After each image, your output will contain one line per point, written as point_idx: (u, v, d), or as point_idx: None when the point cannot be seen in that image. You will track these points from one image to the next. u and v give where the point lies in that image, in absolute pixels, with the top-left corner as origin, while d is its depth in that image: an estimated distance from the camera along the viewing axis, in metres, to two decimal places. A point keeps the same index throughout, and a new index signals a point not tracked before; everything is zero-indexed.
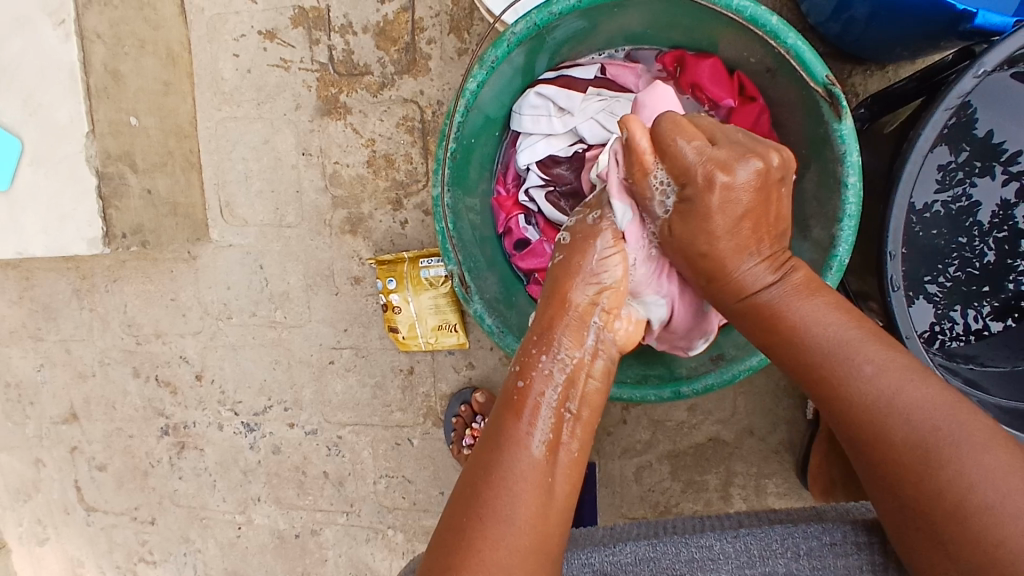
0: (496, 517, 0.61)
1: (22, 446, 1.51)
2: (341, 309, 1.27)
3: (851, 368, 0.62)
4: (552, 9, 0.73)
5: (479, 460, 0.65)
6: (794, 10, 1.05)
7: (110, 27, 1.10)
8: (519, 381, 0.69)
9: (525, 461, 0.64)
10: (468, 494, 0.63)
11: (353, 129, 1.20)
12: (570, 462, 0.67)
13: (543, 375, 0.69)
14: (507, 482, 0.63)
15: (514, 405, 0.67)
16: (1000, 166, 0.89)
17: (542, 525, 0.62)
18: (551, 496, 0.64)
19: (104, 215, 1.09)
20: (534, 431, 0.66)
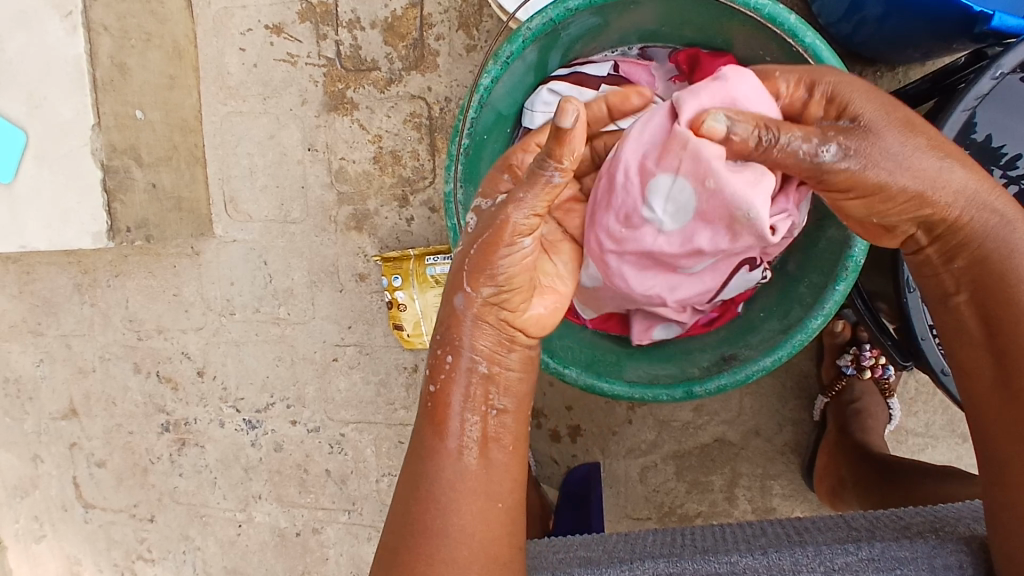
0: (428, 535, 0.59)
1: (20, 442, 1.50)
2: (345, 306, 1.26)
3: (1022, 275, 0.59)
4: (568, 6, 0.72)
5: (407, 476, 0.61)
6: (805, 10, 1.04)
7: (116, 20, 1.09)
8: (432, 384, 0.62)
9: (453, 470, 0.60)
10: (401, 512, 0.60)
11: (359, 125, 1.19)
12: (505, 445, 0.62)
13: (462, 368, 0.61)
14: (434, 498, 0.59)
15: (431, 409, 0.62)
16: None
17: (483, 527, 0.60)
18: (492, 496, 0.61)
19: (108, 209, 1.08)
20: (458, 434, 0.61)
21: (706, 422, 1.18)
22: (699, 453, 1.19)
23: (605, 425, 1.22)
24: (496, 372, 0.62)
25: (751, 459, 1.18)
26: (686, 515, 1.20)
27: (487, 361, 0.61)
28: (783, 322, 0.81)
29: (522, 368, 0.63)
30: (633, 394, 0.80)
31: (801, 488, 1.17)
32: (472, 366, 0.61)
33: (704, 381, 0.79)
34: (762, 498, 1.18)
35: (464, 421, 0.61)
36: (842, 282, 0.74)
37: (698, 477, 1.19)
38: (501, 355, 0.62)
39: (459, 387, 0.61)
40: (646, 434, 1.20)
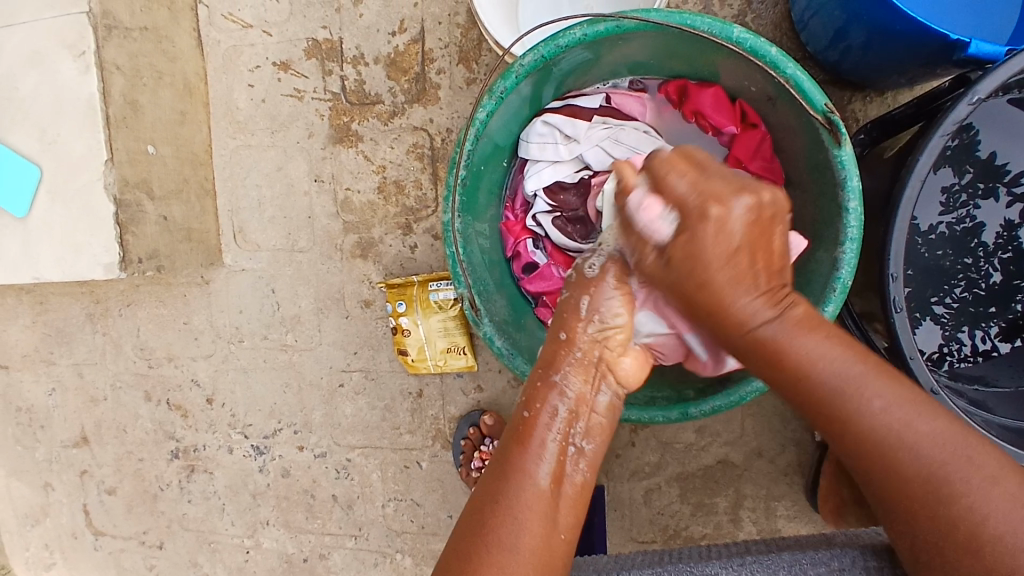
0: (498, 543, 0.63)
1: (32, 470, 1.52)
2: (351, 332, 1.29)
3: (860, 412, 0.62)
4: (558, 42, 0.75)
5: (486, 491, 0.67)
6: (793, 39, 1.08)
7: (129, 60, 1.14)
8: (525, 411, 0.71)
9: (530, 490, 0.66)
10: (473, 521, 0.65)
11: (364, 156, 1.23)
12: (578, 489, 0.69)
13: (550, 406, 0.70)
14: (511, 511, 0.64)
15: (522, 436, 0.70)
16: (1004, 187, 0.91)
17: (546, 555, 0.64)
18: (554, 530, 0.65)
19: (120, 241, 1.11)
20: (540, 463, 0.67)
21: (708, 444, 1.19)
22: (702, 475, 1.20)
23: (608, 448, 1.23)
24: (582, 410, 0.71)
25: (755, 481, 1.18)
26: (690, 538, 1.21)
27: (575, 398, 0.71)
28: None
29: (605, 415, 0.73)
30: (627, 416, 0.81)
31: (806, 509, 1.17)
32: (563, 402, 0.71)
33: (698, 403, 0.80)
34: (766, 520, 1.18)
35: (550, 448, 0.68)
36: (831, 303, 0.75)
37: (702, 499, 1.20)
38: (591, 398, 0.72)
39: (545, 419, 0.70)
40: (650, 456, 1.21)
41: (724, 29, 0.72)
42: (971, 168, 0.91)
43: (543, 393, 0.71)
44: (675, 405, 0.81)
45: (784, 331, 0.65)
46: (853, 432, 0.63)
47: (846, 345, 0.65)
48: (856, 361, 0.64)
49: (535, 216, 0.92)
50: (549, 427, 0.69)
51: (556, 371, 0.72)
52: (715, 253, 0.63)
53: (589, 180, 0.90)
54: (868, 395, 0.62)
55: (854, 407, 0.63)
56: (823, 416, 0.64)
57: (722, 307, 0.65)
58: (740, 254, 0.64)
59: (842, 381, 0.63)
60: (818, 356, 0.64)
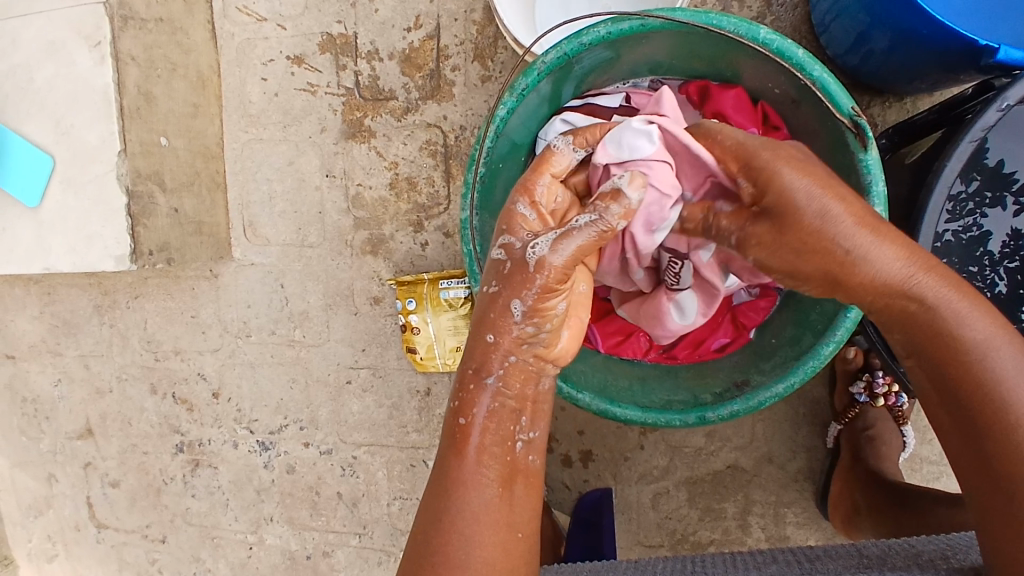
0: (451, 562, 0.60)
1: (36, 461, 1.51)
2: (359, 329, 1.28)
3: (985, 372, 0.57)
4: (582, 40, 0.75)
5: (430, 512, 0.62)
6: (813, 42, 1.07)
7: (144, 51, 1.13)
8: (460, 418, 0.64)
9: (476, 504, 0.62)
10: (422, 543, 0.61)
11: (377, 152, 1.22)
12: (524, 482, 0.65)
13: (486, 412, 0.64)
14: (458, 527, 0.61)
15: (459, 443, 0.64)
16: (1011, 196, 0.90)
17: (506, 558, 0.62)
18: (510, 528, 0.63)
19: (132, 233, 1.11)
20: (483, 469, 0.63)
21: (718, 448, 1.18)
22: (711, 479, 1.19)
23: (617, 451, 1.22)
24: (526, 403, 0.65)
25: (765, 487, 1.17)
26: (698, 543, 1.20)
27: (512, 394, 0.64)
28: (794, 348, 0.82)
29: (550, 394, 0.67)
30: (644, 419, 0.81)
31: (816, 516, 1.16)
32: (497, 400, 0.64)
33: (716, 407, 0.79)
34: (776, 526, 1.17)
35: (490, 451, 0.63)
36: (853, 309, 0.74)
37: (711, 504, 1.19)
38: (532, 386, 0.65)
39: (481, 425, 0.64)
40: (659, 460, 1.20)
41: (750, 30, 0.71)
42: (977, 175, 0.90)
43: (476, 400, 0.64)
44: (692, 409, 0.81)
45: (929, 288, 0.61)
46: (970, 396, 0.58)
47: (993, 317, 0.60)
48: (993, 324, 0.59)
49: None
50: (490, 429, 0.64)
51: (488, 372, 0.64)
52: (808, 202, 0.60)
53: None
54: (1001, 352, 0.58)
55: (980, 369, 0.58)
56: (942, 361, 0.60)
57: (832, 266, 0.61)
58: (851, 216, 0.60)
59: (976, 339, 0.59)
60: (962, 316, 0.60)
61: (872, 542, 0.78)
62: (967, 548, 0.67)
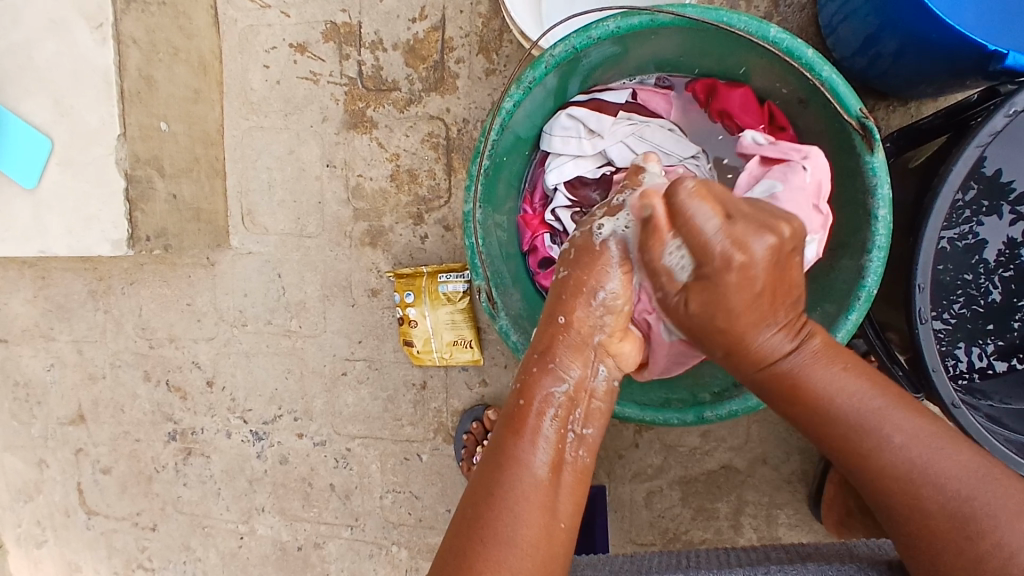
0: (494, 537, 0.60)
1: (26, 445, 1.50)
2: (356, 320, 1.27)
3: (878, 437, 0.64)
4: (591, 34, 0.75)
5: (481, 481, 0.64)
6: (820, 45, 1.06)
7: (146, 34, 1.12)
8: (519, 399, 0.68)
9: (528, 481, 0.63)
10: (470, 516, 0.62)
11: (378, 143, 1.21)
12: (577, 474, 0.67)
13: (547, 397, 0.68)
14: (508, 503, 0.62)
15: (517, 420, 0.67)
16: (1008, 205, 0.90)
17: (547, 547, 0.62)
18: (554, 517, 0.63)
19: (129, 218, 1.10)
20: (537, 451, 0.65)
21: (713, 448, 1.18)
22: (705, 479, 1.19)
23: (612, 448, 1.22)
24: (582, 396, 0.69)
25: (758, 488, 1.17)
26: (690, 542, 1.20)
27: (574, 381, 0.69)
28: None
29: (603, 401, 0.71)
30: (642, 417, 0.81)
31: (808, 518, 1.16)
32: (556, 384, 0.68)
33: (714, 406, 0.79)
34: (768, 527, 1.17)
35: (546, 433, 0.66)
36: (854, 312, 0.74)
37: (704, 504, 1.19)
38: (590, 380, 0.70)
39: (541, 407, 0.67)
40: (653, 458, 1.20)
41: (761, 28, 0.71)
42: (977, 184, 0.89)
43: (537, 384, 0.68)
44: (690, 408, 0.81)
45: (805, 364, 0.66)
46: (859, 462, 0.65)
47: (864, 376, 0.67)
48: (865, 385, 0.66)
49: (553, 211, 0.91)
50: (550, 412, 0.67)
51: (552, 359, 0.69)
52: (739, 301, 0.61)
53: (611, 176, 0.88)
54: (879, 410, 0.64)
55: (874, 441, 0.64)
56: (843, 451, 0.65)
57: (743, 344, 0.65)
58: (763, 302, 0.62)
59: (867, 412, 0.64)
60: (837, 385, 0.65)
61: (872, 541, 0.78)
62: None
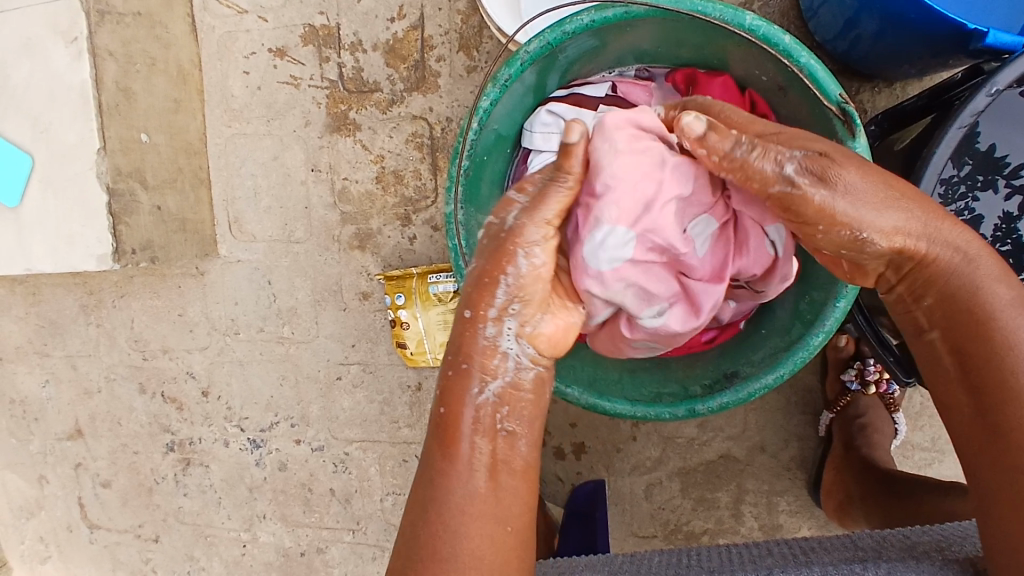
0: (435, 557, 0.58)
1: (27, 462, 1.50)
2: (348, 324, 1.27)
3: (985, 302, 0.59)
4: (565, 29, 0.74)
5: (417, 497, 0.61)
6: (802, 28, 1.05)
7: (122, 46, 1.11)
8: (441, 407, 0.63)
9: (461, 494, 0.60)
10: (409, 536, 0.60)
11: (362, 145, 1.21)
12: (515, 471, 0.62)
13: (470, 402, 0.62)
14: (444, 519, 0.59)
15: (443, 433, 0.62)
16: (1003, 179, 0.89)
17: (492, 553, 0.59)
18: (500, 521, 0.60)
19: (113, 232, 1.09)
20: (466, 461, 0.61)
21: (710, 438, 1.18)
22: (704, 469, 1.18)
23: (610, 442, 1.21)
24: (513, 395, 0.63)
25: (757, 476, 1.17)
26: (692, 533, 1.19)
27: (504, 387, 0.63)
28: (784, 338, 0.81)
29: (532, 391, 0.64)
30: (634, 411, 0.80)
31: (808, 505, 1.16)
32: (488, 386, 0.63)
33: (705, 399, 0.79)
34: (769, 515, 1.17)
35: (475, 439, 0.61)
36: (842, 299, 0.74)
37: (704, 493, 1.19)
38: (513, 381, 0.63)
39: (464, 413, 0.62)
40: (652, 451, 1.20)
41: (736, 16, 0.70)
42: (970, 160, 0.89)
43: (454, 389, 0.62)
44: (681, 402, 0.81)
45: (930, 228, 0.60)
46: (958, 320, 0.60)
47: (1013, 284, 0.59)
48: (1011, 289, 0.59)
49: None
50: (474, 417, 0.62)
51: (466, 360, 0.63)
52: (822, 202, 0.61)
53: None
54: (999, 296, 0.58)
55: (984, 314, 0.58)
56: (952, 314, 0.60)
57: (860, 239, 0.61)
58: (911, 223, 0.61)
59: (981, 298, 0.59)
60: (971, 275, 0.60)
61: (862, 534, 0.78)
62: (963, 539, 0.67)
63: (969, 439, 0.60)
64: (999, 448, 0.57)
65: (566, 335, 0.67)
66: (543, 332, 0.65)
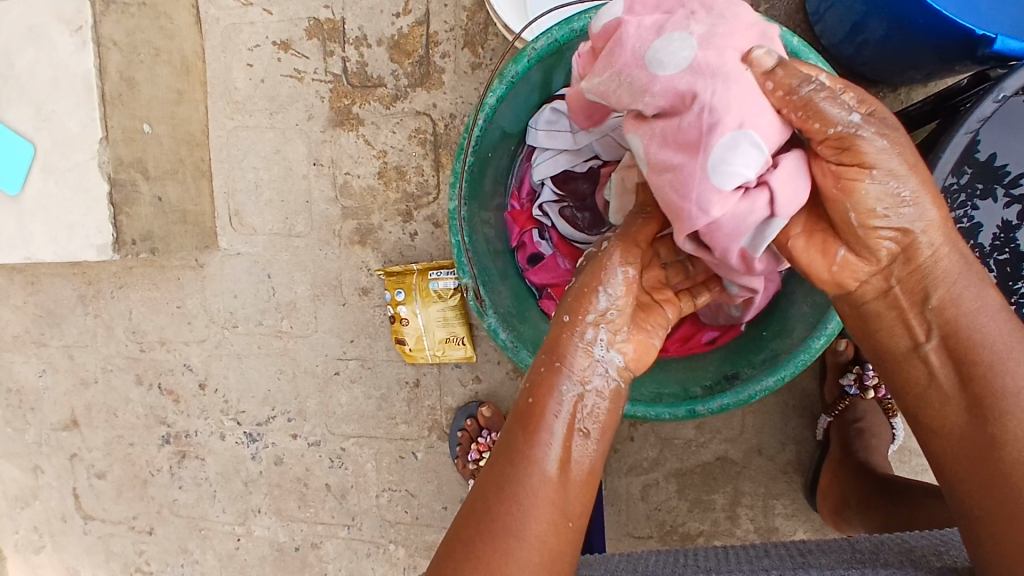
0: (505, 531, 0.58)
1: (21, 452, 1.50)
2: (348, 319, 1.27)
3: (974, 327, 0.59)
4: (573, 27, 0.74)
5: (492, 474, 0.61)
6: (808, 32, 1.05)
7: (126, 36, 1.11)
8: (530, 397, 0.64)
9: (538, 477, 0.60)
10: (479, 508, 0.60)
11: (364, 140, 1.20)
12: (587, 473, 0.63)
13: (557, 395, 0.64)
14: (518, 497, 0.59)
15: (528, 420, 0.63)
16: (1003, 189, 0.89)
17: (554, 541, 0.60)
18: (565, 514, 0.61)
19: (114, 222, 1.09)
20: (548, 447, 0.62)
21: (707, 440, 1.18)
22: (701, 471, 1.18)
23: (607, 442, 1.21)
24: (590, 404, 0.64)
25: (754, 478, 1.17)
26: (687, 534, 1.19)
27: (585, 395, 0.64)
28: (785, 341, 0.81)
29: (611, 402, 0.66)
30: (634, 412, 0.80)
31: (804, 508, 1.16)
32: (568, 386, 0.64)
33: (706, 400, 0.79)
34: (764, 517, 1.17)
35: (557, 429, 0.63)
36: None
37: (700, 495, 1.19)
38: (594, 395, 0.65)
39: (553, 404, 0.63)
40: (648, 451, 1.20)
41: None
42: (972, 167, 0.89)
43: (545, 382, 0.64)
44: (682, 403, 0.81)
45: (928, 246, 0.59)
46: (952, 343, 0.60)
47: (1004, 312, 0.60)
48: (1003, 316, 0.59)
49: (541, 206, 0.89)
50: (558, 412, 0.63)
51: (557, 358, 0.65)
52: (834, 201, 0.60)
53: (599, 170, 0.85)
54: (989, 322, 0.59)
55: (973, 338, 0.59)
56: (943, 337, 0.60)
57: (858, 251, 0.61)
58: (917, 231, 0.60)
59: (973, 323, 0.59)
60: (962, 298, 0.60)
61: (858, 537, 0.78)
62: (957, 544, 0.67)
63: (957, 463, 0.60)
64: (995, 471, 0.57)
65: (642, 355, 0.68)
66: (626, 343, 0.66)
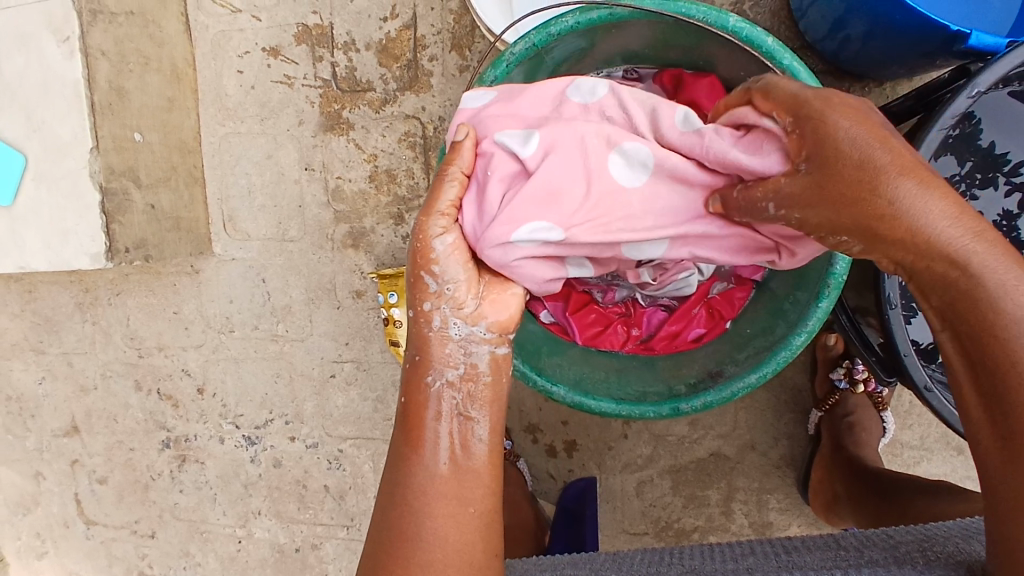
0: (403, 536, 0.62)
1: (22, 459, 1.51)
2: (342, 322, 1.28)
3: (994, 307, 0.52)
4: (550, 30, 0.75)
5: (386, 485, 0.65)
6: (792, 29, 1.06)
7: (115, 45, 1.11)
8: (404, 398, 0.68)
9: (423, 477, 0.64)
10: (379, 519, 0.64)
11: (355, 144, 1.21)
12: (477, 453, 0.66)
13: (428, 393, 0.67)
14: (409, 502, 0.63)
15: (408, 425, 0.67)
16: (1003, 177, 0.89)
17: (457, 531, 0.62)
18: (462, 504, 0.64)
19: (107, 230, 1.10)
20: (433, 445, 0.65)
21: (701, 437, 1.18)
22: (694, 467, 1.19)
23: (601, 440, 1.22)
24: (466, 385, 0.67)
25: (747, 474, 1.18)
26: (682, 530, 1.20)
27: (452, 377, 0.67)
28: (768, 339, 0.82)
29: (490, 373, 0.68)
30: (619, 410, 0.81)
31: (798, 502, 1.16)
32: (436, 374, 0.67)
33: (689, 398, 0.80)
34: (758, 512, 1.18)
35: (437, 423, 0.66)
36: (825, 300, 0.74)
37: (694, 491, 1.19)
38: (468, 374, 0.67)
39: (422, 402, 0.66)
40: (642, 449, 1.21)
41: (719, 18, 0.71)
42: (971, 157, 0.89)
43: (413, 383, 0.68)
44: (665, 401, 0.82)
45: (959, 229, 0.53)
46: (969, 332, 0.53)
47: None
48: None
49: None
50: (430, 404, 0.66)
51: (420, 353, 0.68)
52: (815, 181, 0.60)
53: None
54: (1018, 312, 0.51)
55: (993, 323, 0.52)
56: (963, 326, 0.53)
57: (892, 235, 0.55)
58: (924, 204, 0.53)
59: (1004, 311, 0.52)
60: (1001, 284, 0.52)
61: (847, 533, 0.79)
62: (942, 539, 0.67)
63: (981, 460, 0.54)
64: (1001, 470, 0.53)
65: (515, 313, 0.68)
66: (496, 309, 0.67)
